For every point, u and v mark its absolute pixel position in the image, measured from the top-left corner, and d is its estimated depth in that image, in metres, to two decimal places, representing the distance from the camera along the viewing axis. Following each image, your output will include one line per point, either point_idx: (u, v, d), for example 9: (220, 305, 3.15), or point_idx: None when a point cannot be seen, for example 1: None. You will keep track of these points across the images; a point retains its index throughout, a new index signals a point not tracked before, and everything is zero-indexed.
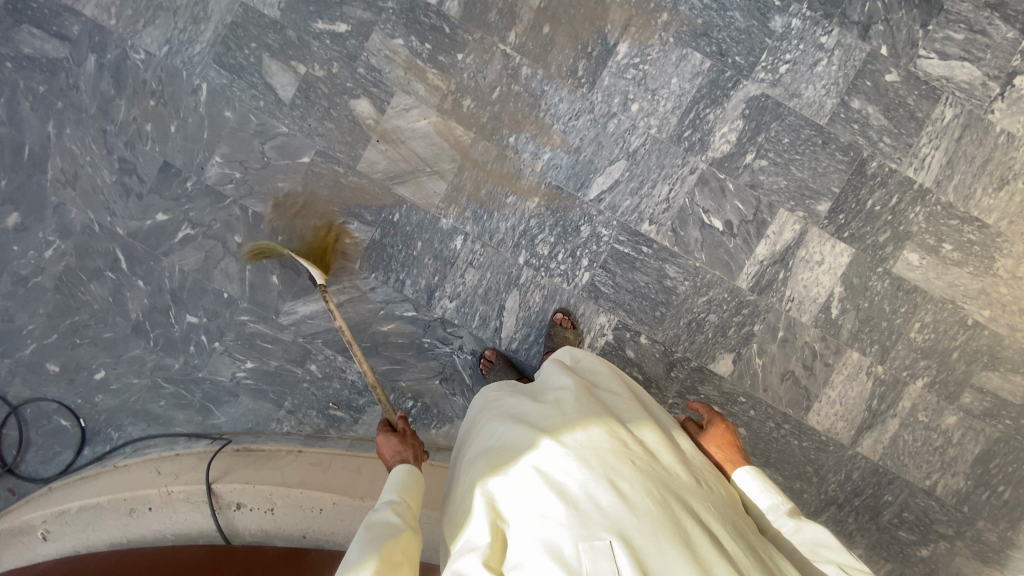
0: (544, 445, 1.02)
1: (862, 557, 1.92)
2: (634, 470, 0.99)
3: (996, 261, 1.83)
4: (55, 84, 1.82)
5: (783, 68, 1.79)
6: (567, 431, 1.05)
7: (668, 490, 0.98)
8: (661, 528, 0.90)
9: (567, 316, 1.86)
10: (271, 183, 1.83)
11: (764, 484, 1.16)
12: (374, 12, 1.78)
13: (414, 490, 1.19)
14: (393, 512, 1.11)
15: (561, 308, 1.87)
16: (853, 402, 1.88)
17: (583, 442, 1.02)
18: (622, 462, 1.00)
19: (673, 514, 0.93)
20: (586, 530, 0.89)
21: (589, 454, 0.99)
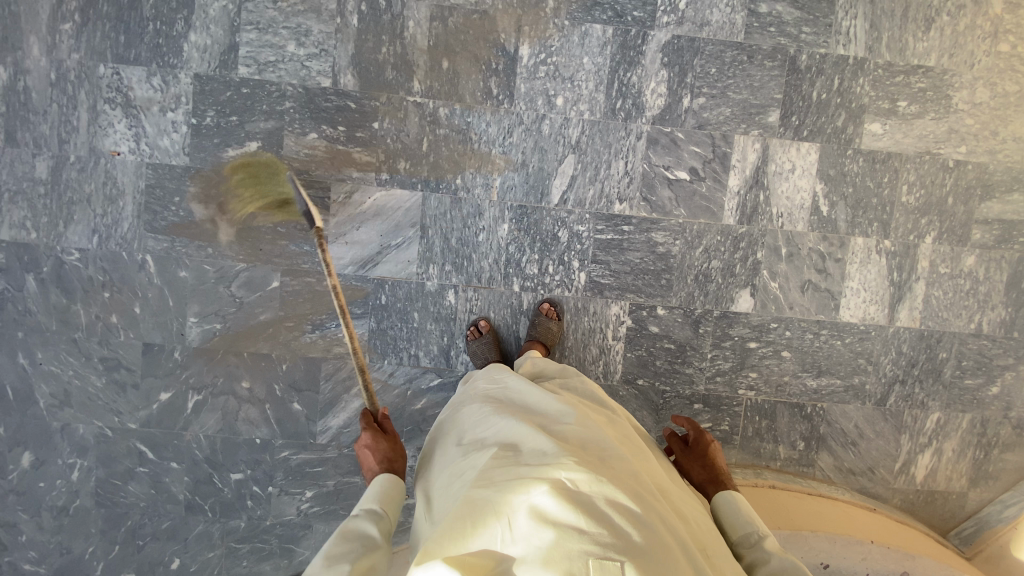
0: (561, 460, 1.00)
1: (942, 418, 1.94)
2: (642, 496, 0.98)
3: (953, 97, 1.83)
4: (7, 317, 1.78)
5: (682, 4, 1.76)
6: (578, 453, 1.04)
7: (669, 521, 0.97)
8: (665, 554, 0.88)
9: (553, 306, 1.85)
10: (253, 319, 1.80)
11: (749, 511, 1.24)
12: (277, 118, 1.73)
13: (392, 499, 1.27)
14: (370, 521, 1.19)
15: (547, 297, 1.85)
16: (876, 283, 1.88)
17: (595, 464, 1.01)
18: (631, 485, 0.99)
19: (676, 549, 0.91)
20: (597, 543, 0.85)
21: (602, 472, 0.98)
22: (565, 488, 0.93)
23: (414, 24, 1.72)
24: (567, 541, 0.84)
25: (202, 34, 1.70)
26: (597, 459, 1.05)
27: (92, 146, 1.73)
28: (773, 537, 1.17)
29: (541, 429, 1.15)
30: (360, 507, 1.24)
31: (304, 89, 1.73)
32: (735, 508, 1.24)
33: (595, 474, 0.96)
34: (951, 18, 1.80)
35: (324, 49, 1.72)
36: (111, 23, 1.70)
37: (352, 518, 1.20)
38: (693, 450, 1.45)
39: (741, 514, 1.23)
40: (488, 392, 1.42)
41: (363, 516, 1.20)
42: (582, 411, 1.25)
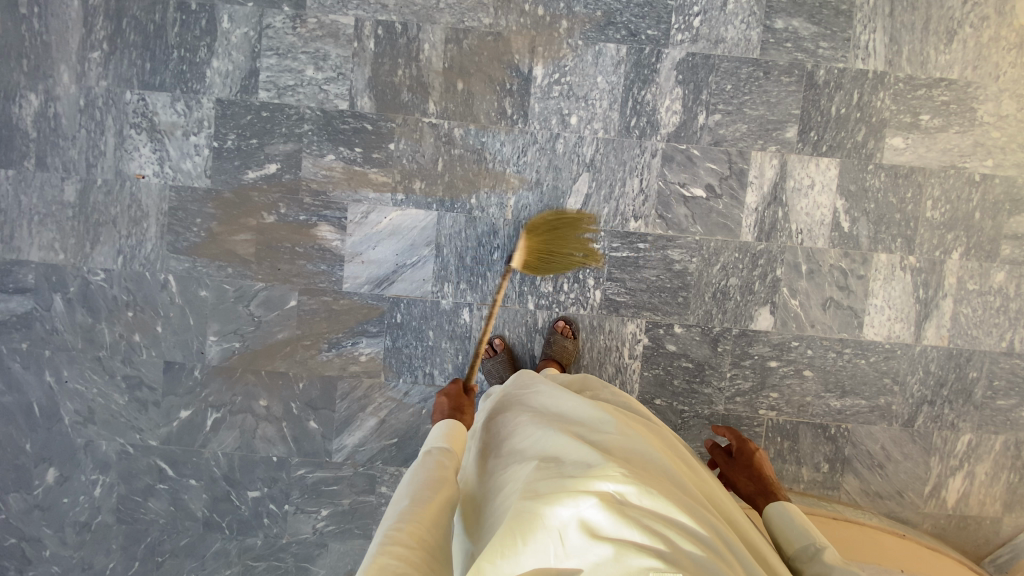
0: (604, 466, 0.94)
1: (974, 440, 1.87)
2: (691, 508, 0.94)
3: (978, 110, 1.79)
4: (35, 336, 1.82)
5: (696, 22, 1.75)
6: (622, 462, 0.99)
7: (717, 533, 0.94)
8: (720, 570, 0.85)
9: (568, 325, 1.83)
10: (271, 337, 1.83)
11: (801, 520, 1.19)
12: (295, 141, 1.77)
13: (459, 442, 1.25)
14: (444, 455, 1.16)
15: (563, 316, 1.84)
16: (901, 300, 1.83)
17: (642, 475, 0.97)
18: (679, 498, 0.95)
19: (727, 561, 0.88)
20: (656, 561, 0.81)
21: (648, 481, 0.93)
22: (616, 500, 0.88)
23: (429, 46, 1.75)
24: (624, 559, 0.80)
25: (224, 60, 1.75)
26: (639, 468, 1.01)
27: (118, 169, 1.78)
28: (832, 547, 1.11)
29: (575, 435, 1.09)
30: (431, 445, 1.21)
31: (322, 112, 1.76)
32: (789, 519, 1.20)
33: (642, 485, 0.92)
34: (974, 30, 1.77)
35: (342, 73, 1.75)
36: (137, 51, 1.76)
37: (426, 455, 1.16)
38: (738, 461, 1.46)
39: (795, 525, 1.19)
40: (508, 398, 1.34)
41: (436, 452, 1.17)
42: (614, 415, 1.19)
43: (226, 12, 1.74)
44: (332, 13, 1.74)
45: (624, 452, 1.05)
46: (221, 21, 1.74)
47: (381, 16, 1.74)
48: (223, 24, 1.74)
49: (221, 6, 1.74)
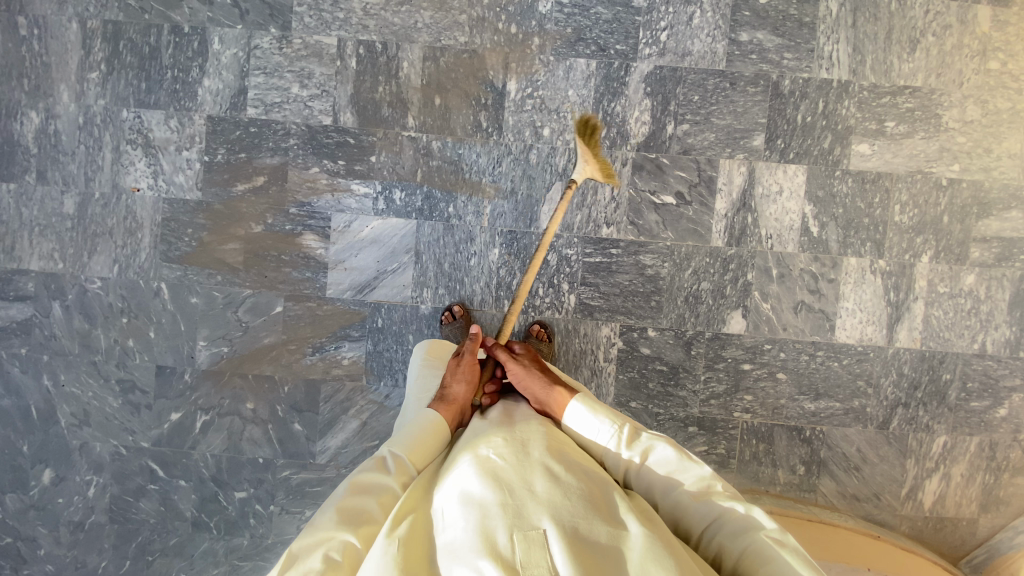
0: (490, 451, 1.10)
1: (950, 442, 1.88)
2: (570, 465, 1.06)
3: (942, 116, 1.83)
4: (34, 341, 1.91)
5: (663, 36, 1.82)
6: (512, 439, 1.13)
7: (595, 483, 1.04)
8: (591, 513, 0.95)
9: (544, 328, 1.88)
10: (258, 342, 1.90)
11: (602, 411, 1.23)
12: (281, 154, 1.86)
13: (421, 451, 1.21)
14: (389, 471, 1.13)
15: (538, 320, 1.89)
16: (873, 303, 1.86)
17: (525, 446, 1.10)
18: (558, 458, 1.07)
19: (603, 510, 0.97)
20: (518, 516, 0.93)
21: (525, 455, 1.07)
22: (491, 475, 1.02)
23: (408, 63, 1.84)
24: (491, 520, 0.93)
25: (215, 79, 1.85)
26: (533, 439, 1.14)
27: (114, 183, 1.88)
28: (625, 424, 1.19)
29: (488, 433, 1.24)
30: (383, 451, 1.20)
31: (307, 127, 1.85)
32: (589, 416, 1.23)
33: (515, 457, 1.06)
34: (936, 39, 1.82)
35: (325, 90, 1.85)
36: (133, 71, 1.86)
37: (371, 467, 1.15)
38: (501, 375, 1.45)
39: (597, 420, 1.21)
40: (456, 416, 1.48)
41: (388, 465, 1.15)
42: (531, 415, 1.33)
43: (217, 34, 1.85)
44: (316, 33, 1.84)
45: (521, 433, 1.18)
46: (212, 42, 1.85)
47: (362, 36, 1.83)
48: (214, 46, 1.85)
49: (212, 29, 1.84)
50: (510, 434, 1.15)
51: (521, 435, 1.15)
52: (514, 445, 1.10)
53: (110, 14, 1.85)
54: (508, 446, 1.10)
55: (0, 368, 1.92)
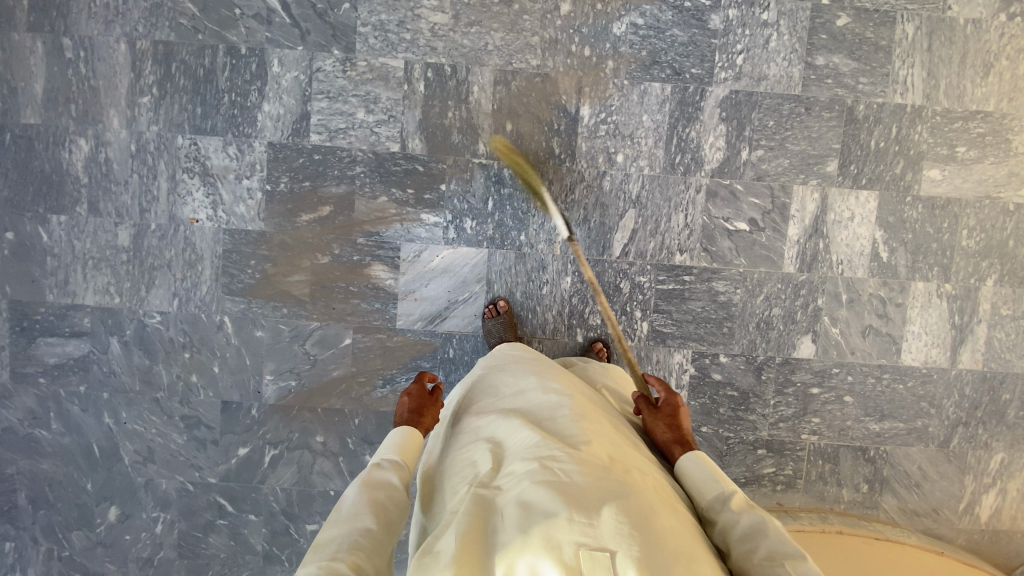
0: (549, 449, 0.99)
1: (1006, 458, 1.95)
2: (633, 483, 0.97)
3: (1011, 141, 1.84)
4: (92, 378, 1.84)
5: (739, 60, 1.79)
6: (571, 442, 1.03)
7: (653, 496, 0.97)
8: (660, 543, 0.87)
9: (605, 344, 1.87)
10: (327, 375, 1.86)
11: (713, 472, 1.15)
12: (348, 183, 1.80)
13: (412, 453, 1.20)
14: (393, 470, 1.12)
15: (600, 335, 1.88)
16: (938, 327, 1.89)
17: (590, 455, 1.00)
18: (623, 475, 0.98)
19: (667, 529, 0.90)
20: (587, 534, 0.85)
21: (587, 460, 0.98)
22: (558, 481, 0.92)
23: (478, 88, 1.77)
24: (558, 534, 0.84)
25: (275, 104, 1.77)
26: (590, 444, 1.05)
27: (172, 214, 1.80)
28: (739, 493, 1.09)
29: (533, 420, 1.13)
30: (379, 457, 1.16)
31: (374, 154, 1.79)
32: (700, 469, 1.15)
33: (579, 463, 0.96)
34: (1009, 63, 1.81)
35: (392, 115, 1.78)
36: (187, 95, 1.77)
37: (374, 467, 1.12)
38: (428, 400, 1.38)
39: (707, 475, 1.14)
40: (481, 383, 1.37)
41: (387, 467, 1.13)
42: (572, 398, 1.22)
43: (276, 55, 1.75)
44: (382, 56, 1.76)
45: (572, 429, 1.08)
46: (271, 64, 1.76)
47: (430, 59, 1.76)
48: (273, 68, 1.76)
49: (271, 50, 1.75)
50: (570, 437, 1.05)
51: (583, 438, 1.05)
52: (580, 450, 1.00)
53: (161, 34, 1.75)
54: (574, 450, 0.99)
55: (57, 406, 1.85)
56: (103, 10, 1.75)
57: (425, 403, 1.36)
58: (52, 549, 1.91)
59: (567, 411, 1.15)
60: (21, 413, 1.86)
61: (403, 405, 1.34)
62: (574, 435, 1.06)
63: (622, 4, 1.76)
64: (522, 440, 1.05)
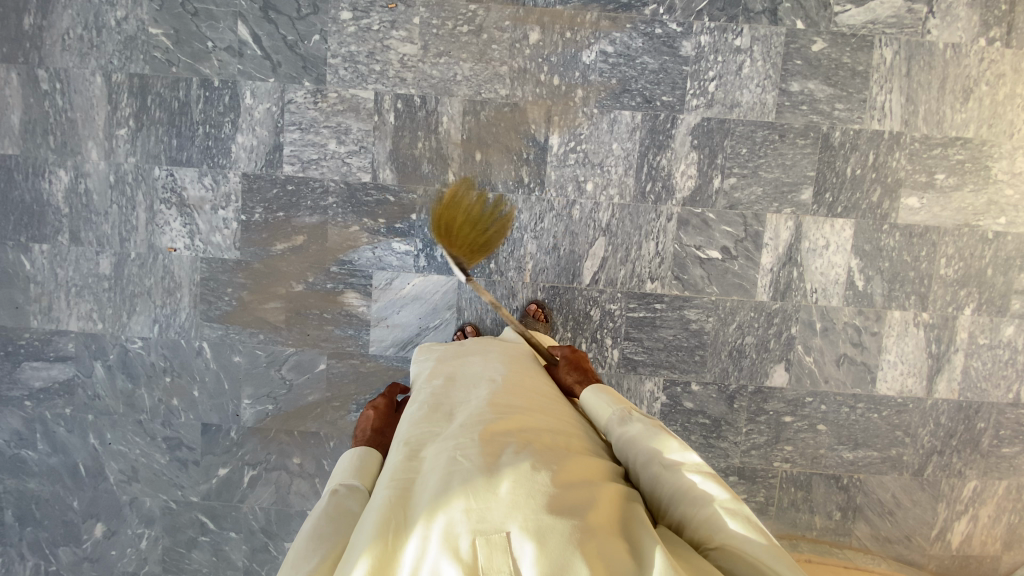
0: (456, 440, 0.99)
1: (981, 486, 1.92)
2: (538, 459, 0.96)
3: (993, 167, 1.79)
4: (78, 401, 1.91)
5: (711, 87, 1.76)
6: (480, 427, 1.02)
7: (564, 469, 0.96)
8: (563, 513, 0.85)
9: (540, 307, 1.86)
10: (302, 399, 1.90)
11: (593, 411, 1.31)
12: (320, 213, 1.83)
13: (373, 474, 1.13)
14: (354, 497, 1.04)
15: (534, 299, 1.87)
16: (914, 356, 1.87)
17: (494, 442, 0.98)
18: (527, 454, 0.96)
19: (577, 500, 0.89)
20: (483, 518, 0.83)
21: (492, 444, 0.98)
22: (455, 472, 0.91)
23: (448, 118, 1.78)
24: (452, 522, 0.83)
25: (249, 135, 1.80)
26: (501, 429, 1.03)
27: (150, 243, 1.84)
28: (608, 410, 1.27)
29: (451, 412, 1.13)
30: (336, 482, 1.08)
31: (346, 184, 1.82)
32: (595, 397, 1.25)
33: (483, 450, 0.96)
34: (991, 88, 1.77)
35: (363, 146, 1.80)
36: (163, 127, 1.80)
37: (331, 495, 1.03)
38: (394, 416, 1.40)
39: (600, 400, 1.24)
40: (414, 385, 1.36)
41: (346, 493, 1.04)
42: (496, 383, 1.22)
43: (249, 87, 1.78)
44: (352, 87, 1.77)
45: (487, 413, 1.08)
46: (244, 96, 1.79)
47: (400, 89, 1.77)
48: (246, 100, 1.79)
49: (243, 82, 1.78)
50: (480, 422, 1.04)
51: (491, 423, 1.04)
52: (484, 437, 0.99)
53: (136, 67, 1.78)
54: (477, 438, 0.98)
55: (44, 427, 1.93)
56: (77, 43, 1.78)
57: (390, 421, 1.37)
58: (44, 561, 2.00)
59: (482, 400, 1.14)
60: (12, 433, 1.94)
61: (370, 422, 1.33)
62: (479, 421, 1.04)
63: (591, 32, 1.74)
64: (429, 436, 1.04)
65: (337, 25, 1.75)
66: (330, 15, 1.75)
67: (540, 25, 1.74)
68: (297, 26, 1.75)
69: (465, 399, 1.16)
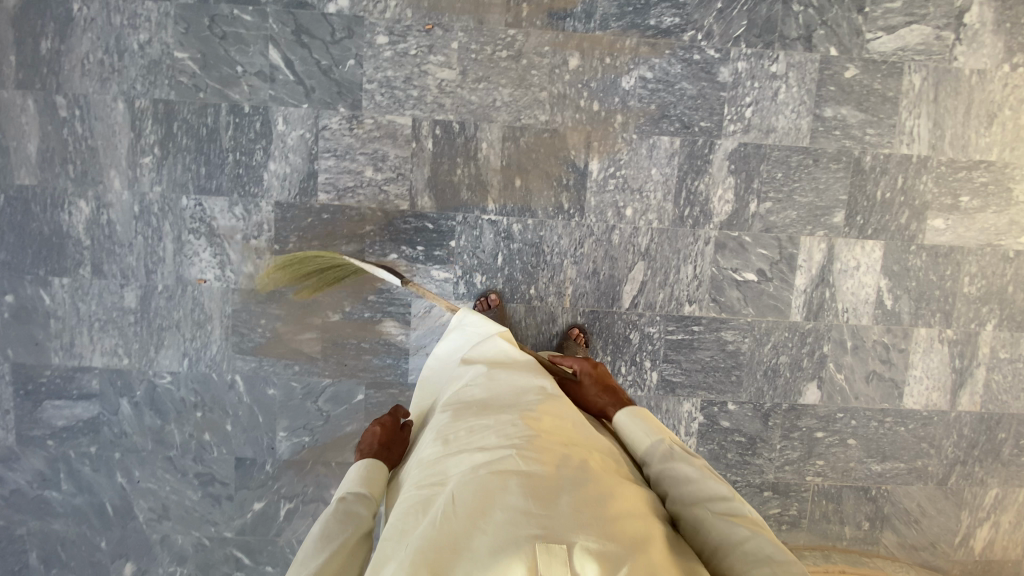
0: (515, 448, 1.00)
1: (1000, 493, 2.01)
2: (595, 478, 0.97)
3: (1014, 189, 1.86)
4: (103, 439, 1.84)
5: (748, 112, 1.78)
6: (538, 437, 1.04)
7: (617, 489, 0.97)
8: (624, 536, 0.86)
9: (581, 331, 1.86)
10: (340, 430, 1.87)
11: (649, 428, 1.23)
12: (358, 241, 1.79)
13: (378, 484, 1.22)
14: (356, 504, 1.14)
15: (576, 322, 1.87)
16: (939, 371, 1.94)
17: (552, 455, 0.99)
18: (584, 470, 0.97)
19: (635, 524, 0.90)
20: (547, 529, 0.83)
21: (551, 457, 0.99)
22: (517, 482, 0.91)
23: (487, 144, 1.77)
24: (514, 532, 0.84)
25: (282, 162, 1.75)
26: (557, 442, 1.04)
27: (179, 274, 1.78)
28: (666, 441, 1.17)
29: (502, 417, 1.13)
30: (345, 489, 1.19)
31: (383, 213, 1.79)
32: (634, 423, 1.24)
33: (543, 461, 0.97)
34: (1013, 112, 1.83)
35: (401, 174, 1.77)
36: (191, 155, 1.74)
37: (338, 500, 1.15)
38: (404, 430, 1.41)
39: (643, 431, 1.22)
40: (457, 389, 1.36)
41: (352, 499, 1.15)
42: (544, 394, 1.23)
43: (281, 114, 1.73)
44: (389, 113, 1.74)
45: (541, 424, 1.09)
46: (276, 123, 1.73)
47: (438, 115, 1.75)
48: (279, 126, 1.73)
49: (275, 108, 1.73)
50: (536, 432, 1.05)
51: (545, 437, 1.05)
52: (541, 451, 0.99)
53: (160, 92, 1.71)
54: (536, 450, 0.99)
55: (68, 467, 1.85)
56: (97, 67, 1.69)
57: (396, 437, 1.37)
58: None
59: (533, 409, 1.15)
60: (33, 473, 1.86)
61: (375, 436, 1.35)
62: (535, 435, 1.04)
63: (631, 58, 1.74)
64: (482, 445, 1.04)
65: (373, 49, 1.71)
66: (366, 39, 1.71)
67: (579, 51, 1.73)
68: (331, 51, 1.71)
69: (515, 407, 1.17)
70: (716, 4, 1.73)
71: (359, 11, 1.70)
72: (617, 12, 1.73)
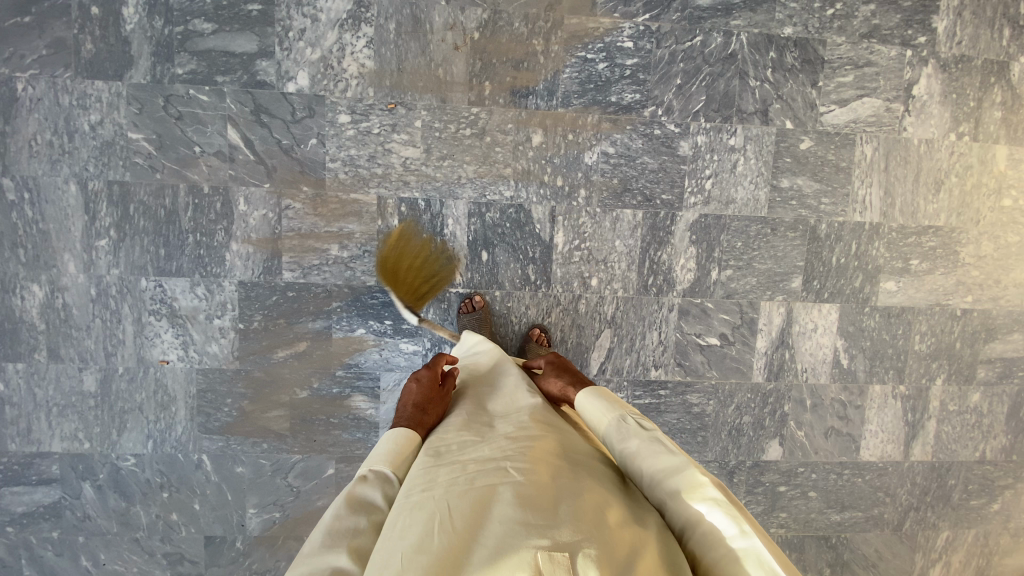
0: (513, 466, 0.97)
1: (952, 535, 2.11)
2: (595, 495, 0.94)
3: (961, 252, 1.95)
4: (67, 523, 1.80)
5: (708, 185, 1.82)
6: (536, 454, 1.01)
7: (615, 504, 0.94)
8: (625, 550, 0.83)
9: (543, 332, 1.84)
10: (311, 505, 1.86)
11: (605, 401, 1.20)
12: (325, 318, 1.78)
13: (404, 462, 1.10)
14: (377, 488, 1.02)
15: (536, 323, 1.85)
16: (893, 425, 2.02)
17: (552, 474, 0.96)
18: (583, 488, 0.94)
19: (636, 538, 0.87)
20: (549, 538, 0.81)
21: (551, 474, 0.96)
22: (516, 500, 0.88)
23: (453, 220, 1.77)
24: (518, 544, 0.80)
25: (244, 242, 1.73)
26: (555, 461, 1.01)
27: (140, 356, 1.75)
28: (631, 417, 1.14)
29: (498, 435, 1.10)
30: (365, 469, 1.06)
31: (350, 288, 1.78)
32: (593, 401, 1.21)
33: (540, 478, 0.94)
34: (960, 178, 1.91)
35: (367, 250, 1.76)
36: (149, 237, 1.70)
37: (359, 482, 1.02)
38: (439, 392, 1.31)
39: (597, 405, 1.20)
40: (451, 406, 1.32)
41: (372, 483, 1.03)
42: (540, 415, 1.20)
43: (242, 193, 1.70)
44: (353, 192, 1.73)
45: (540, 442, 1.06)
46: (237, 203, 1.71)
47: (404, 193, 1.74)
48: (239, 207, 1.71)
49: (235, 188, 1.70)
50: (535, 449, 1.03)
51: (542, 455, 1.01)
52: (542, 470, 0.96)
53: (114, 173, 1.67)
54: (535, 470, 0.96)
55: (33, 550, 1.81)
56: (47, 149, 1.64)
57: (435, 396, 1.30)
58: None
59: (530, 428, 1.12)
60: None
61: (411, 396, 1.28)
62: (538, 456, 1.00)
63: (592, 134, 1.77)
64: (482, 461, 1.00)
65: (335, 128, 1.70)
66: (327, 118, 1.69)
67: (542, 128, 1.75)
68: (292, 130, 1.69)
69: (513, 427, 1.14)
70: (675, 80, 1.76)
71: (320, 90, 1.68)
72: (578, 89, 1.74)
